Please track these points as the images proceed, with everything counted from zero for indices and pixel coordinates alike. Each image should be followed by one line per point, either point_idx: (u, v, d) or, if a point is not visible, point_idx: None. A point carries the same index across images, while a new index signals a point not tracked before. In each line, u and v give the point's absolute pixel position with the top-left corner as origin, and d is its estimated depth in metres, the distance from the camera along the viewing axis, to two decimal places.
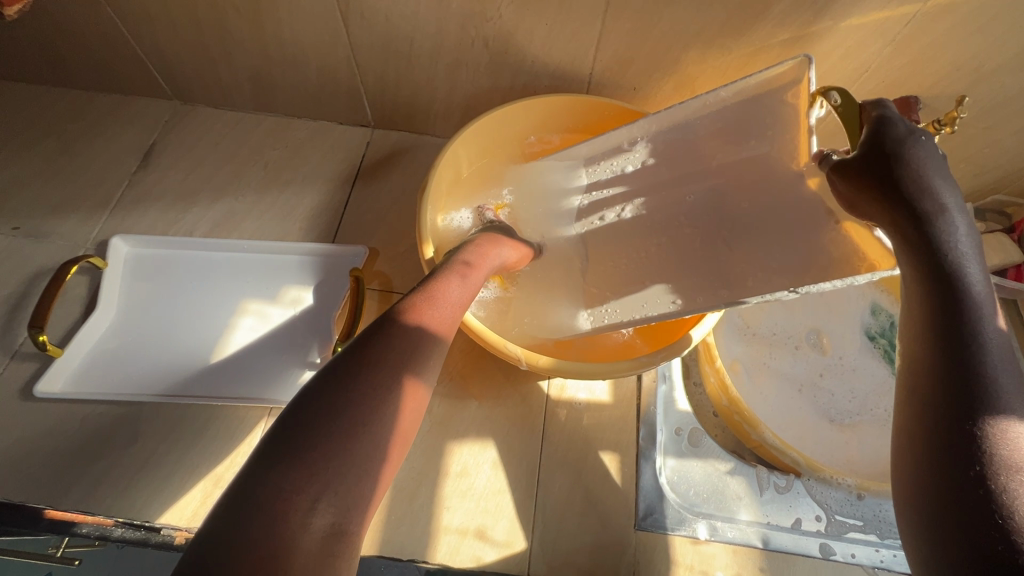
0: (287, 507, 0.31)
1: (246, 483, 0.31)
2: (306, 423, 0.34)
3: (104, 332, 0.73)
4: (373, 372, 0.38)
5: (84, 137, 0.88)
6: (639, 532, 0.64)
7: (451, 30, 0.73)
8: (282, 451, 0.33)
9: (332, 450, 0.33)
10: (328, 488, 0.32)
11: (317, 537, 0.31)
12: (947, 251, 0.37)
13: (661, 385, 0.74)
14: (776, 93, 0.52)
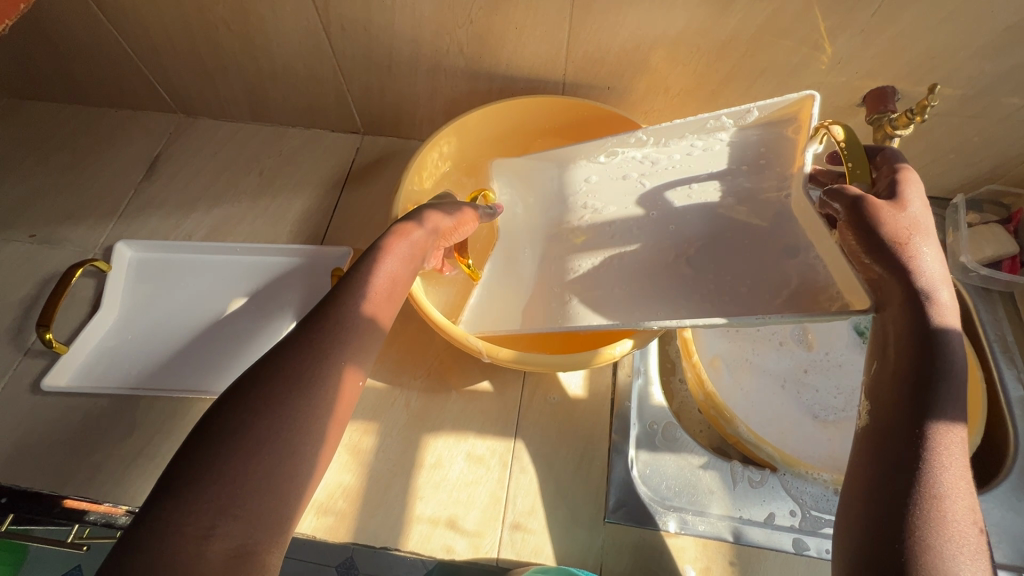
0: (178, 546, 0.33)
1: (146, 518, 0.34)
2: (195, 468, 0.36)
3: (107, 331, 0.78)
4: (275, 396, 0.40)
5: (96, 149, 0.94)
6: (608, 525, 0.65)
7: (427, 38, 0.75)
8: (169, 490, 0.35)
9: (222, 484, 0.36)
10: (227, 512, 0.35)
11: (214, 572, 0.33)
12: (932, 304, 0.39)
13: (638, 379, 0.74)
14: (780, 126, 0.57)
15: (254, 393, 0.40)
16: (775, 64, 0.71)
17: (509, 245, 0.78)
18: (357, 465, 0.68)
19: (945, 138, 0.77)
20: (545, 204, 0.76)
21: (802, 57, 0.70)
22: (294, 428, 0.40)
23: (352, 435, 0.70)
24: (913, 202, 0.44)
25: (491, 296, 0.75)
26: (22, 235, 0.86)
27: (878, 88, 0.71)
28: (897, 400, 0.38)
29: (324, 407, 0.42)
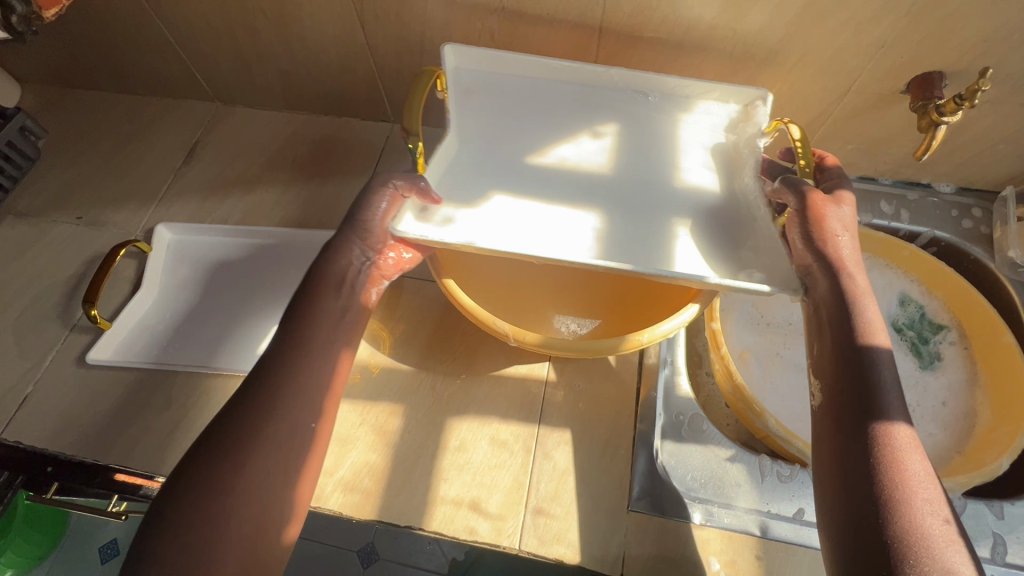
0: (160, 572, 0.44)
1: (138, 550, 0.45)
2: (168, 517, 0.46)
3: (148, 309, 0.80)
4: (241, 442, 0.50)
5: (139, 136, 0.98)
6: (632, 514, 0.64)
7: (458, 24, 0.76)
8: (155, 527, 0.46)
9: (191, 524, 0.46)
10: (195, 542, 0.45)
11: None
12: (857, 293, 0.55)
13: (665, 369, 0.73)
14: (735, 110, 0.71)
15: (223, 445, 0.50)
16: (815, 49, 0.69)
17: (561, 188, 0.68)
18: (383, 445, 0.69)
19: (996, 127, 0.74)
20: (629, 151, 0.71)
21: (843, 42, 0.67)
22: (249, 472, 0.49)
23: (378, 416, 0.71)
24: (845, 204, 0.60)
25: (492, 231, 0.63)
26: (69, 217, 0.90)
27: (923, 74, 0.69)
28: (849, 410, 0.50)
29: (288, 448, 0.52)
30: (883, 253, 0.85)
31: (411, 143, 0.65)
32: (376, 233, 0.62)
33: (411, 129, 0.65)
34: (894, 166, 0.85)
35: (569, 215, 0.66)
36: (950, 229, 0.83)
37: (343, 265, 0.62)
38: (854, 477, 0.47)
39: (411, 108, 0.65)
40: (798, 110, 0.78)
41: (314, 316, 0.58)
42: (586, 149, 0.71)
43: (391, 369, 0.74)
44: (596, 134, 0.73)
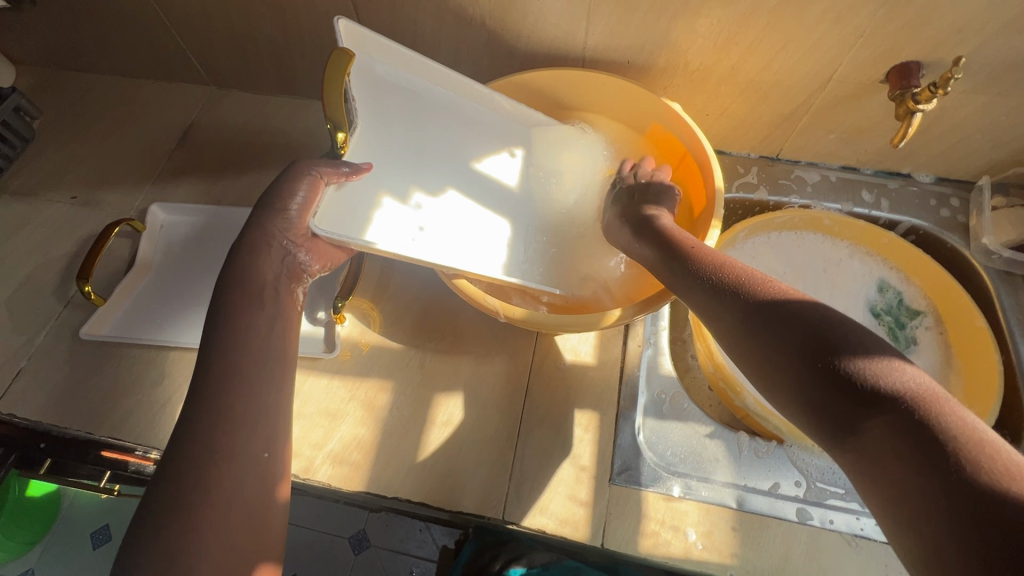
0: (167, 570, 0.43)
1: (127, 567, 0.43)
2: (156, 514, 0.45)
3: (142, 286, 0.81)
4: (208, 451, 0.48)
5: (133, 118, 0.99)
6: (614, 487, 0.66)
7: (449, 9, 0.77)
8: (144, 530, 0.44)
9: (186, 518, 0.45)
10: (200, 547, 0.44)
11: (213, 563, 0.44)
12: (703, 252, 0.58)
13: (648, 349, 0.76)
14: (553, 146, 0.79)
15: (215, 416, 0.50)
16: (797, 38, 0.71)
17: (496, 195, 0.74)
18: (371, 420, 0.71)
19: (973, 117, 0.76)
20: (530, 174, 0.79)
21: (824, 30, 0.69)
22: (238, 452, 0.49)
23: (367, 392, 0.72)
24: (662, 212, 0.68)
25: (448, 228, 0.66)
26: (63, 197, 0.91)
27: (900, 63, 0.71)
28: (776, 331, 0.46)
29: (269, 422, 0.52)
30: (862, 241, 0.87)
31: (338, 133, 0.59)
32: (292, 227, 0.59)
33: (333, 118, 0.58)
34: (875, 155, 0.87)
35: (493, 222, 0.72)
36: (928, 217, 0.85)
37: (260, 276, 0.57)
38: (796, 369, 0.44)
39: (333, 97, 0.57)
40: (781, 98, 0.80)
41: (238, 331, 0.54)
42: (504, 166, 0.76)
43: (381, 347, 0.76)
44: (507, 154, 0.77)
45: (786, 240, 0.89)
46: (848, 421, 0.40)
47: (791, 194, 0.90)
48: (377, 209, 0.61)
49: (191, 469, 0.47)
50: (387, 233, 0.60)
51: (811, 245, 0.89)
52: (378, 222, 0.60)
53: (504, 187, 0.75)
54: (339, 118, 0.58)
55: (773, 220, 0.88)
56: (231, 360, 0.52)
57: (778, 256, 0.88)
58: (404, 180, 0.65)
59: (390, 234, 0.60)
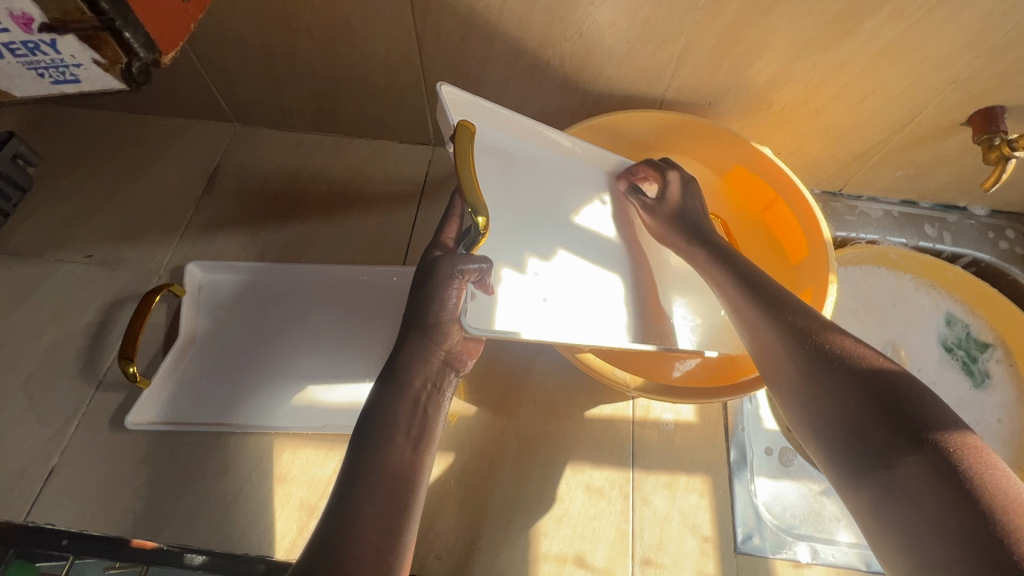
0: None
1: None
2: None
3: (186, 361, 0.72)
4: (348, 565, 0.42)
5: (148, 161, 0.88)
6: (740, 557, 0.63)
7: (528, 49, 0.72)
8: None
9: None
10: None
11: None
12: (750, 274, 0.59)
13: (747, 404, 0.72)
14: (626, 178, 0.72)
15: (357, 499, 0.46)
16: (890, 83, 0.70)
17: (603, 245, 0.68)
18: (472, 501, 0.65)
19: None
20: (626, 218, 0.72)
21: (920, 75, 0.68)
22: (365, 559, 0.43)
23: (463, 469, 0.67)
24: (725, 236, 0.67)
25: (570, 292, 0.62)
26: (77, 256, 0.80)
27: (987, 107, 0.71)
28: (819, 359, 0.48)
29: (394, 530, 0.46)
30: (927, 274, 0.88)
31: (478, 219, 0.49)
32: (449, 335, 0.54)
33: (473, 202, 0.49)
34: (936, 190, 0.88)
35: (604, 279, 0.66)
36: (989, 250, 0.88)
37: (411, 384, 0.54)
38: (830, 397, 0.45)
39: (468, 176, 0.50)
40: (858, 138, 0.79)
41: (393, 442, 0.50)
42: (600, 217, 0.70)
43: (468, 417, 0.70)
44: (599, 202, 0.71)
45: (853, 276, 0.89)
46: (905, 488, 0.39)
47: (858, 229, 0.90)
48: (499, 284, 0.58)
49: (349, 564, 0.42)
50: (515, 307, 0.57)
51: (879, 280, 0.88)
52: (503, 299, 0.57)
53: (604, 239, 0.69)
54: (478, 201, 0.49)
55: (842, 257, 0.87)
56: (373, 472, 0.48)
57: (848, 293, 0.88)
58: (517, 247, 0.62)
59: (520, 310, 0.57)
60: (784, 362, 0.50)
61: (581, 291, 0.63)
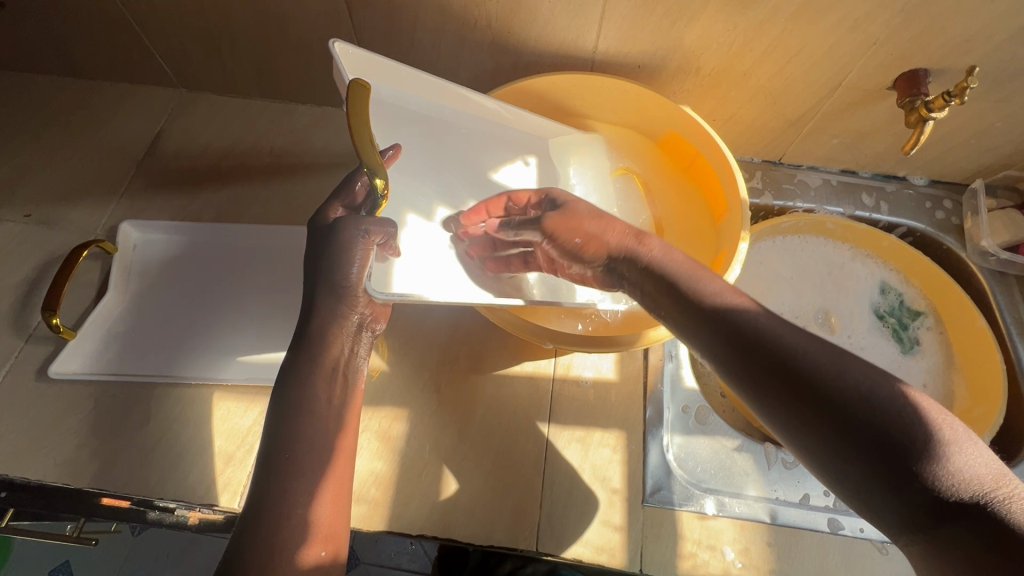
0: None
1: None
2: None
3: (116, 316, 0.73)
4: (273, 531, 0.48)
5: (92, 125, 0.89)
6: (647, 509, 0.64)
7: (454, 11, 0.72)
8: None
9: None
10: None
11: None
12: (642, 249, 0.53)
13: (669, 363, 0.74)
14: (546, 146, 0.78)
15: (277, 464, 0.51)
16: (813, 45, 0.70)
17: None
18: (387, 452, 0.66)
19: (972, 123, 0.77)
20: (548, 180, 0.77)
21: (840, 37, 0.68)
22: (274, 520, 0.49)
23: (381, 421, 0.68)
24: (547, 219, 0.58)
25: (475, 242, 0.67)
26: (16, 215, 0.81)
27: (909, 71, 0.71)
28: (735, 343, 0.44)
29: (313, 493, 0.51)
30: (864, 243, 0.88)
31: (376, 180, 0.51)
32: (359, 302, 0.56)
33: (369, 164, 0.50)
34: (874, 159, 0.88)
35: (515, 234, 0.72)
36: (925, 220, 0.88)
37: (334, 352, 0.56)
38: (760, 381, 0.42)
39: (362, 139, 0.49)
40: (790, 104, 0.80)
41: (308, 407, 0.54)
42: (520, 176, 0.75)
43: (390, 371, 0.71)
44: (522, 162, 0.76)
45: (791, 245, 0.89)
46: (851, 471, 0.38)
47: (795, 198, 0.90)
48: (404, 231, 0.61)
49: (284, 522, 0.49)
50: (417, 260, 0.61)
51: (816, 248, 0.89)
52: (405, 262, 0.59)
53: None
54: (376, 162, 0.50)
55: (779, 225, 0.88)
56: (293, 443, 0.52)
57: (784, 260, 0.88)
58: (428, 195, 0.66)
59: (423, 260, 0.61)
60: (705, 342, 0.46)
61: (490, 242, 0.69)
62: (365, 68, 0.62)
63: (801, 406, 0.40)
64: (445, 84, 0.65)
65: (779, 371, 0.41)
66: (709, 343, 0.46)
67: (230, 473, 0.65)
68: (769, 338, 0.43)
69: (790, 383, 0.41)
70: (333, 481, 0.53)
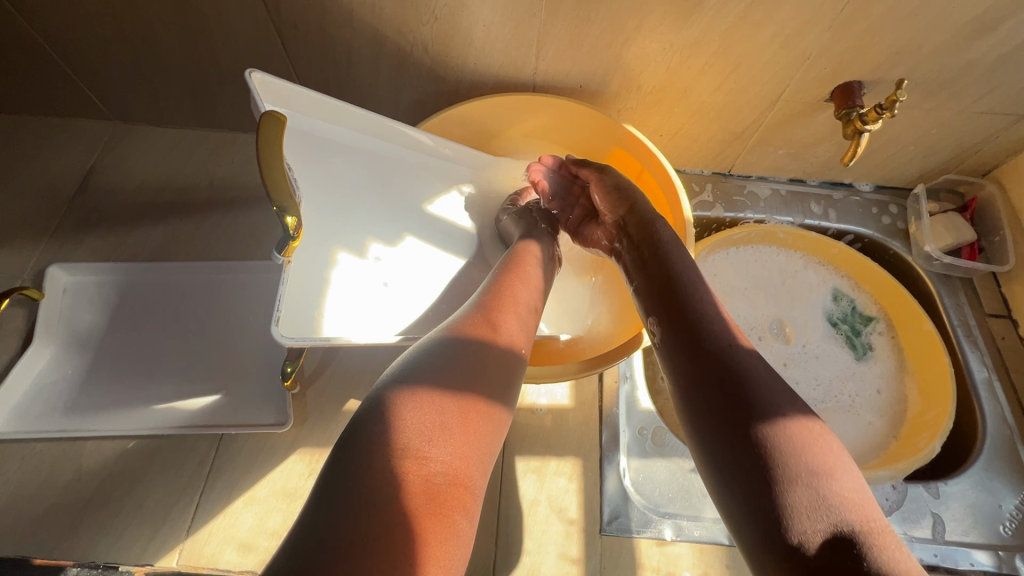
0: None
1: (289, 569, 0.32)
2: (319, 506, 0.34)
3: (42, 367, 0.69)
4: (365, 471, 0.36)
5: (18, 164, 0.85)
6: (605, 538, 0.63)
7: (389, 37, 0.70)
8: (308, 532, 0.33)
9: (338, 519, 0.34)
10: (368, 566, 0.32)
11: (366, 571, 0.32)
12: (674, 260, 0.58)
13: (624, 384, 0.73)
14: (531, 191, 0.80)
15: (354, 453, 0.37)
16: (748, 60, 0.70)
17: (454, 232, 0.76)
18: None
19: (909, 130, 0.79)
20: (481, 209, 0.81)
21: (774, 52, 0.68)
22: (371, 457, 0.37)
23: None
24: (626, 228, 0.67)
25: (410, 277, 0.70)
26: None
27: (844, 83, 0.72)
28: (685, 342, 0.50)
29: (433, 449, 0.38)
30: (814, 252, 0.89)
31: (287, 218, 0.49)
32: (487, 332, 0.49)
33: (279, 199, 0.48)
34: (820, 168, 0.89)
35: (450, 263, 0.74)
36: (872, 225, 0.89)
37: (479, 354, 0.46)
38: (694, 376, 0.48)
39: (274, 170, 0.48)
40: (732, 117, 0.80)
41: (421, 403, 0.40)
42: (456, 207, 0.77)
43: (337, 410, 0.69)
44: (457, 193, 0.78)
45: (744, 255, 0.90)
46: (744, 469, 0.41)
47: (745, 210, 0.91)
48: (336, 267, 0.62)
49: (386, 540, 0.33)
50: (348, 299, 0.62)
51: (769, 259, 0.90)
52: (335, 298, 0.60)
53: (457, 226, 0.77)
54: (287, 198, 0.48)
55: (731, 237, 0.88)
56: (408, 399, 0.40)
57: (738, 271, 0.89)
58: (360, 231, 0.67)
59: (358, 295, 0.63)
60: (665, 340, 0.52)
61: (422, 275, 0.71)
62: (291, 105, 0.59)
63: (727, 434, 0.43)
64: (378, 120, 0.64)
65: (701, 371, 0.47)
66: (669, 331, 0.52)
67: (168, 529, 0.61)
68: (727, 362, 0.47)
69: (711, 383, 0.46)
70: (468, 457, 0.40)
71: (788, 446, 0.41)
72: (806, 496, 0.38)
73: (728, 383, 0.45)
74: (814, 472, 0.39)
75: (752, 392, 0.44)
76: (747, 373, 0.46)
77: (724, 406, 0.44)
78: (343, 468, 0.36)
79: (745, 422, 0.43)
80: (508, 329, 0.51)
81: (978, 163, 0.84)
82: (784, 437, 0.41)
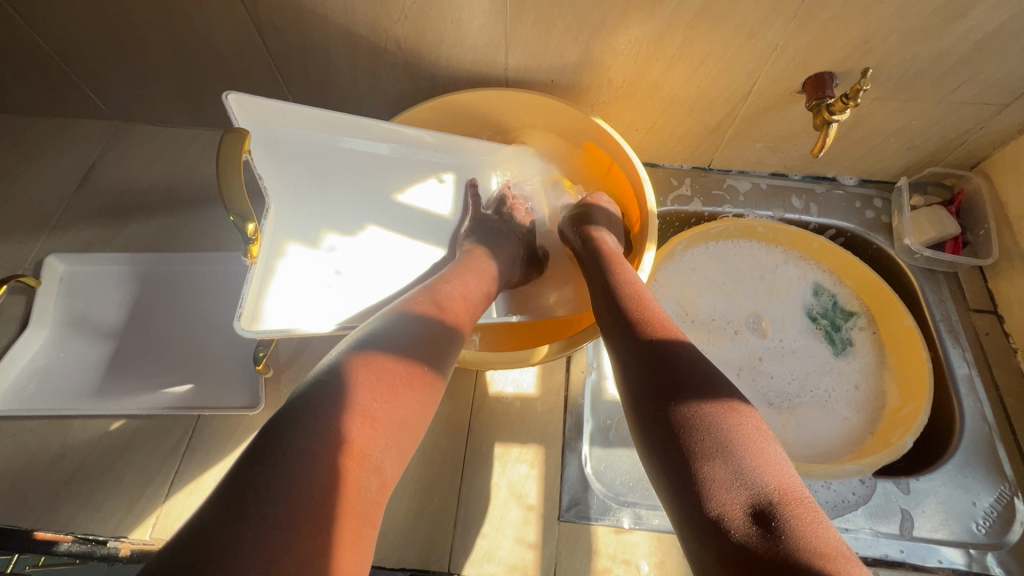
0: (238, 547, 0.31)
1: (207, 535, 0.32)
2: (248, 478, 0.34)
3: (36, 350, 0.74)
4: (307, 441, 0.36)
5: (25, 162, 0.90)
6: (563, 524, 0.63)
7: (362, 35, 0.72)
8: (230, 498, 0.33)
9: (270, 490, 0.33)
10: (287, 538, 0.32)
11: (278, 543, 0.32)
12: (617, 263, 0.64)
13: (591, 374, 0.74)
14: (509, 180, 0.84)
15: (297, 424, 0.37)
16: (716, 52, 0.70)
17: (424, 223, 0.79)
18: None
19: (888, 121, 0.78)
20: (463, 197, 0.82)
21: (741, 44, 0.69)
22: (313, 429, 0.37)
23: None
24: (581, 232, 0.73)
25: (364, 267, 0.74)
26: None
27: (815, 74, 0.72)
28: (631, 333, 0.53)
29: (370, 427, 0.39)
30: (795, 246, 0.88)
31: (246, 226, 0.53)
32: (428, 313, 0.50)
33: (237, 209, 0.53)
34: (801, 161, 0.88)
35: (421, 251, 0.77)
36: (855, 220, 0.87)
37: (424, 337, 0.47)
38: (639, 363, 0.50)
39: (229, 180, 0.52)
40: (707, 111, 0.80)
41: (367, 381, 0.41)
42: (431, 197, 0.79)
43: None
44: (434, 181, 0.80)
45: (722, 250, 0.89)
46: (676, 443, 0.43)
47: (724, 204, 0.90)
48: (283, 258, 0.69)
49: (311, 516, 0.34)
50: (295, 288, 0.68)
51: (748, 252, 0.89)
52: (278, 288, 0.67)
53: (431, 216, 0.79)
54: (242, 207, 0.52)
55: (708, 231, 0.87)
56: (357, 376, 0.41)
57: (716, 265, 0.88)
58: (314, 224, 0.73)
59: (304, 283, 0.69)
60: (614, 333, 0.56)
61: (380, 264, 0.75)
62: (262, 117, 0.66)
63: (661, 411, 0.45)
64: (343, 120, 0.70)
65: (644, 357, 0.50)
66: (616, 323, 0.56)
67: (143, 505, 0.64)
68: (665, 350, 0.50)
69: (651, 367, 0.49)
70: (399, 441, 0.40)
71: (717, 421, 0.43)
72: (731, 463, 0.40)
73: (667, 368, 0.48)
74: (742, 444, 0.41)
75: (688, 375, 0.47)
76: (683, 358, 0.49)
77: (660, 387, 0.47)
78: (281, 439, 0.36)
79: (676, 399, 0.45)
80: (453, 314, 0.53)
81: (964, 155, 0.82)
82: (713, 413, 0.44)
